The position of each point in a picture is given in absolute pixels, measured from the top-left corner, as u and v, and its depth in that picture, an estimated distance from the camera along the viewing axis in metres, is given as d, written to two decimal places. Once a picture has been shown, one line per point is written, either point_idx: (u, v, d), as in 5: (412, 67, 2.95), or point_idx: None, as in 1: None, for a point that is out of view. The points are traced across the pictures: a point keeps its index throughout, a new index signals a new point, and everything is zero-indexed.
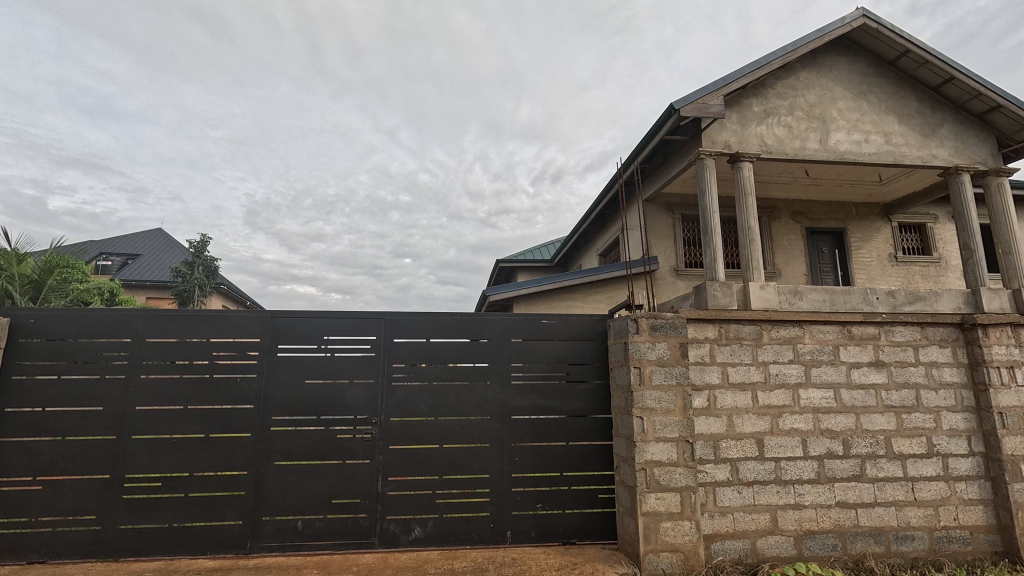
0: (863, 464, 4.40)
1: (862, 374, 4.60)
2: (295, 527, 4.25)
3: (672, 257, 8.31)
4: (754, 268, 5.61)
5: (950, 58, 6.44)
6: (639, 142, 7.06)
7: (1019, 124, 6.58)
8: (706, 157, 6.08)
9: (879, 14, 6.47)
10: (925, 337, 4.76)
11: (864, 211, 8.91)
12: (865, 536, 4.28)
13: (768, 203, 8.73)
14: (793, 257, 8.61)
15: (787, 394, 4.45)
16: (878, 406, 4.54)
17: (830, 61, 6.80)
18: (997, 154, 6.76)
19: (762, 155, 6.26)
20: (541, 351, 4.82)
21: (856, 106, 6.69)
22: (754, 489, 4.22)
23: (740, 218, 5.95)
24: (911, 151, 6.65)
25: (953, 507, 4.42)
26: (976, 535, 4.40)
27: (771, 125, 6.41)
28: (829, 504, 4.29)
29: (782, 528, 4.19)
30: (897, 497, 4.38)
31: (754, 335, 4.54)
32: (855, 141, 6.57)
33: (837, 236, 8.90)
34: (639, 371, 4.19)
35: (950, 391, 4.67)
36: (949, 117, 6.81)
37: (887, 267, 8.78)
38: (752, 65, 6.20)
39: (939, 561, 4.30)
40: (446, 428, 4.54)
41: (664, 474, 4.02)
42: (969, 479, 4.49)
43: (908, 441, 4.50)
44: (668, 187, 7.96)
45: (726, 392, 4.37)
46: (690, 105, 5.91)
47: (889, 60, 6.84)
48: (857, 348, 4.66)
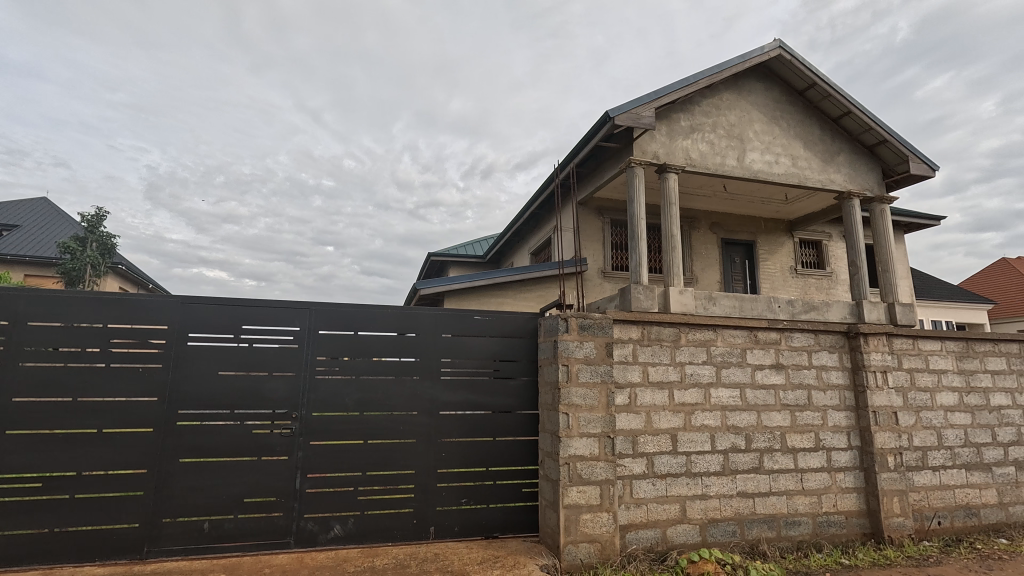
0: (761, 458, 4.83)
1: (765, 375, 5.03)
2: (201, 529, 3.97)
3: (601, 260, 8.65)
4: (676, 274, 5.96)
5: (848, 94, 7.22)
6: (575, 146, 7.25)
7: (900, 158, 7.48)
8: (636, 166, 6.43)
9: (793, 47, 7.11)
10: (818, 343, 5.29)
11: (771, 225, 9.73)
12: (760, 522, 4.69)
13: (689, 213, 9.31)
14: (709, 265, 9.24)
15: (699, 393, 4.78)
16: (776, 405, 4.99)
17: (750, 85, 7.37)
18: (882, 183, 7.65)
19: (686, 168, 6.69)
20: (472, 348, 4.83)
21: (769, 129, 7.31)
22: (666, 482, 4.50)
23: (664, 225, 6.35)
24: (813, 174, 7.36)
25: (833, 495, 4.97)
26: (850, 519, 4.97)
27: (695, 140, 6.87)
28: (731, 494, 4.67)
29: (689, 517, 4.51)
30: (788, 486, 4.85)
31: (673, 337, 4.83)
32: (767, 161, 7.19)
33: (747, 248, 9.66)
34: (567, 368, 4.32)
35: (835, 391, 5.23)
36: (846, 146, 7.61)
37: (788, 279, 9.66)
38: (681, 82, 6.61)
39: (820, 542, 4.81)
40: (372, 424, 4.43)
41: (586, 468, 4.18)
42: (847, 470, 5.07)
43: (799, 436, 4.99)
44: (599, 192, 8.29)
45: (645, 390, 4.62)
46: (624, 114, 6.20)
47: (799, 90, 7.52)
48: (761, 351, 5.09)
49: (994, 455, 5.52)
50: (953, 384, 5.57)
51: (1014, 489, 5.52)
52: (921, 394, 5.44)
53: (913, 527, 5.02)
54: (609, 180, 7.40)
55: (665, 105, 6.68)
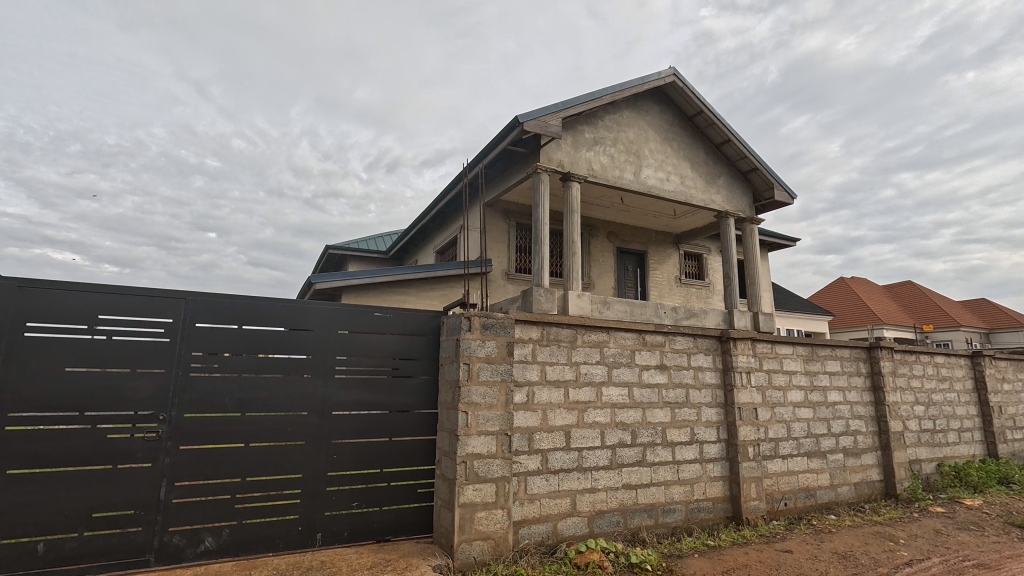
0: (644, 451, 5.20)
1: (650, 375, 5.43)
2: (35, 551, 3.40)
3: (505, 262, 8.78)
4: (574, 278, 6.27)
5: (729, 124, 8.06)
6: (485, 147, 7.31)
7: (768, 185, 8.50)
8: (542, 171, 6.67)
9: (685, 75, 7.78)
10: (696, 346, 5.82)
11: (661, 238, 10.55)
12: (641, 511, 5.05)
13: (589, 221, 9.79)
14: (605, 272, 9.80)
15: (592, 391, 5.04)
16: (659, 402, 5.41)
17: (647, 106, 7.94)
18: (753, 206, 8.64)
19: (588, 178, 7.05)
20: (370, 345, 4.66)
21: (663, 148, 7.93)
22: (559, 477, 4.68)
23: (566, 231, 6.65)
24: (698, 193, 8.11)
25: (703, 483, 5.49)
26: (716, 505, 5.53)
27: (598, 153, 7.26)
28: (616, 486, 4.97)
29: (578, 510, 4.73)
30: (666, 477, 5.28)
31: (570, 338, 5.04)
32: (659, 178, 7.78)
33: (639, 257, 10.38)
34: (468, 367, 4.32)
35: (709, 390, 5.79)
36: (726, 170, 8.48)
37: (673, 287, 10.53)
38: (587, 96, 6.95)
39: (690, 527, 5.29)
40: (255, 426, 4.09)
41: (483, 466, 4.22)
42: (715, 460, 5.64)
43: (677, 431, 5.45)
44: (506, 195, 8.43)
45: (543, 389, 4.77)
46: (533, 121, 6.40)
47: (689, 115, 8.24)
48: (648, 352, 5.49)
49: (829, 444, 6.46)
50: (801, 383, 6.42)
51: (842, 472, 6.50)
52: (776, 392, 6.20)
53: (765, 509, 5.71)
54: (516, 184, 7.55)
55: (571, 116, 6.99)
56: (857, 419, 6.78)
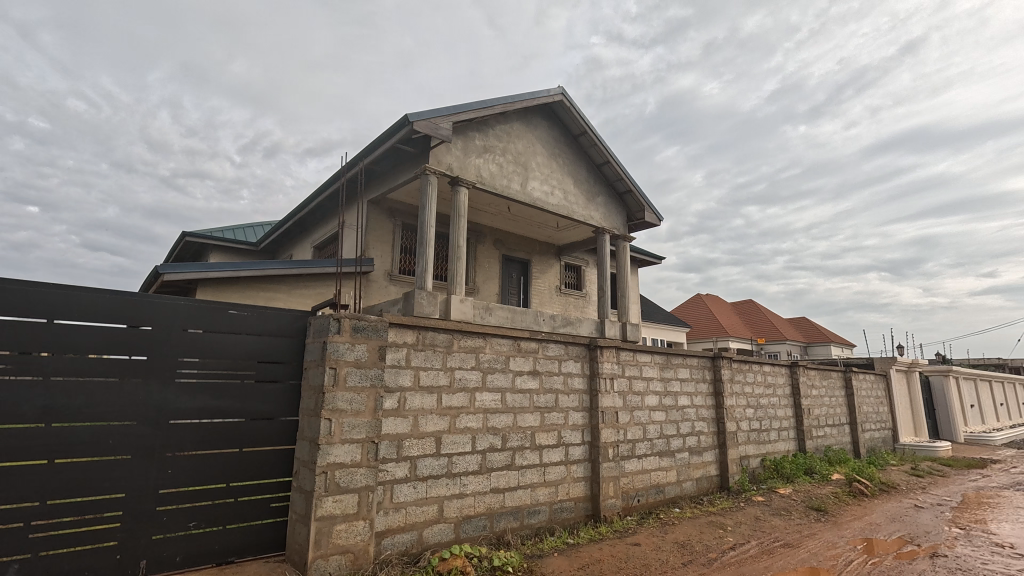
0: (513, 455, 5.33)
1: (523, 380, 5.59)
2: None
3: (388, 263, 8.50)
4: (457, 283, 6.46)
5: (608, 146, 8.66)
6: (372, 142, 7.05)
7: (639, 206, 9.27)
8: (430, 174, 6.58)
9: (572, 96, 8.22)
10: (567, 353, 6.11)
11: (544, 248, 10.96)
12: (507, 515, 5.16)
13: (476, 227, 9.86)
14: (489, 278, 9.94)
15: (465, 397, 5.06)
16: (530, 407, 5.59)
17: (537, 120, 8.25)
18: (626, 224, 9.35)
19: (476, 184, 7.12)
20: (223, 346, 4.19)
21: (549, 163, 8.28)
22: (427, 484, 4.61)
23: (452, 235, 6.63)
24: (578, 209, 8.58)
25: (567, 484, 5.77)
26: (577, 504, 5.84)
27: (486, 160, 7.37)
28: (485, 490, 5.03)
29: (445, 517, 4.70)
30: (533, 480, 5.46)
31: (446, 343, 5.01)
32: (544, 191, 8.10)
33: (523, 266, 10.69)
34: (334, 371, 4.08)
35: (576, 395, 6.11)
36: (604, 190, 9.09)
37: (552, 296, 11.00)
38: (478, 104, 7.05)
39: (553, 526, 5.53)
40: (65, 439, 3.47)
41: (344, 476, 4.00)
42: (579, 462, 5.96)
43: (545, 434, 5.68)
44: (392, 194, 8.18)
45: (415, 394, 4.67)
46: (423, 121, 6.32)
47: (575, 134, 8.71)
48: (522, 358, 5.65)
49: (677, 444, 7.17)
50: (656, 389, 7.06)
51: (687, 469, 7.25)
52: (635, 397, 6.74)
53: (620, 506, 6.16)
54: (403, 185, 7.37)
55: (462, 122, 7.02)
56: (701, 421, 7.61)
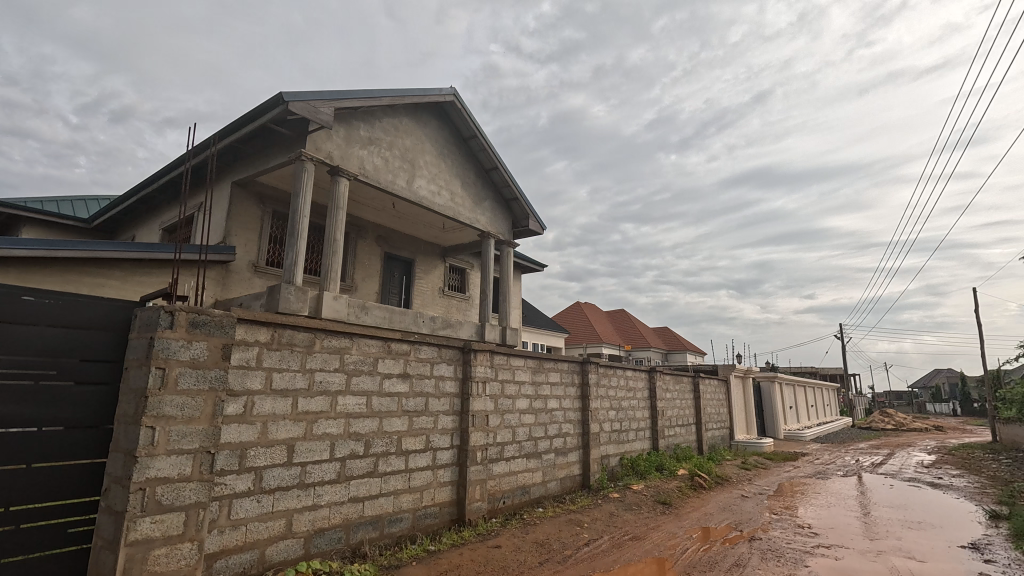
0: (376, 462, 5.08)
1: (391, 383, 5.37)
2: None
3: (253, 253, 7.67)
4: (332, 279, 6.04)
5: (497, 152, 8.76)
6: (240, 118, 6.36)
7: (524, 214, 9.50)
8: (308, 160, 6.06)
9: (463, 98, 8.19)
10: (440, 355, 6.01)
11: (428, 249, 10.75)
12: (365, 525, 4.90)
13: (357, 222, 9.36)
14: (368, 276, 9.47)
15: (326, 401, 4.72)
16: (397, 411, 5.39)
17: (427, 118, 8.08)
18: (511, 231, 9.52)
19: (359, 176, 6.73)
20: (14, 340, 3.39)
21: (437, 162, 8.14)
22: (273, 497, 4.21)
23: (327, 228, 6.18)
24: (465, 211, 8.55)
25: (432, 490, 5.65)
26: (442, 509, 5.75)
27: (371, 153, 7.02)
28: (342, 500, 4.72)
29: (294, 532, 4.32)
30: (396, 487, 5.25)
31: (306, 343, 4.63)
32: (431, 190, 7.94)
33: (406, 265, 10.38)
34: (163, 372, 3.54)
35: (447, 398, 6.03)
36: (491, 195, 9.16)
37: (435, 298, 10.81)
38: (365, 92, 6.70)
39: (415, 534, 5.36)
40: None
41: (168, 492, 3.49)
42: (446, 466, 5.88)
43: (413, 439, 5.51)
44: (262, 178, 7.42)
45: (265, 398, 4.25)
46: (301, 103, 5.82)
47: (465, 137, 8.69)
48: (392, 360, 5.43)
49: (544, 445, 7.41)
50: (527, 393, 7.24)
51: (552, 469, 7.52)
52: (506, 400, 6.84)
53: (486, 508, 6.18)
54: (274, 169, 6.73)
55: (346, 109, 6.62)
56: (568, 422, 7.97)
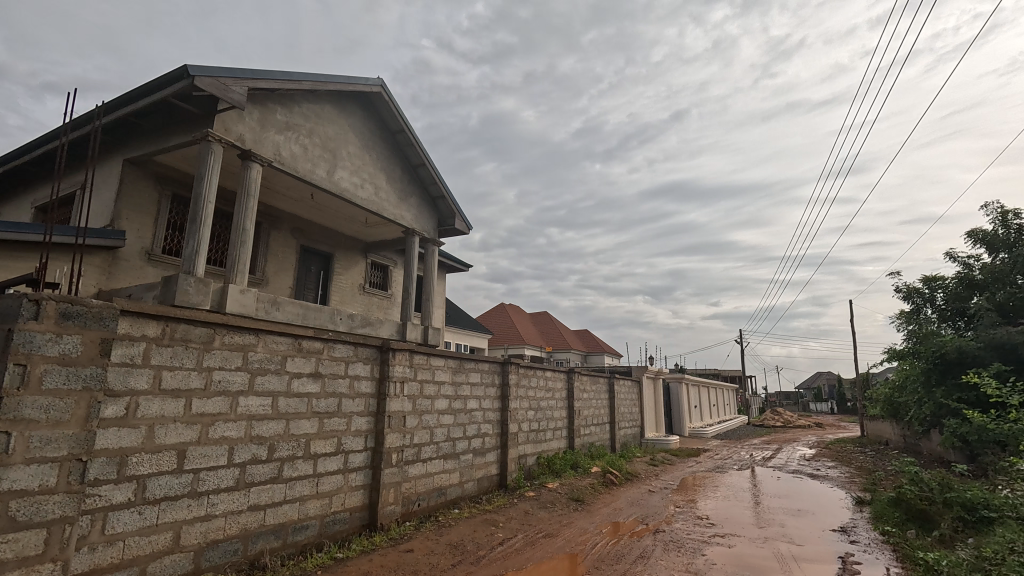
0: (281, 467, 4.77)
1: (301, 383, 5.08)
2: None
3: (147, 239, 6.92)
4: (238, 271, 5.60)
5: (424, 148, 8.60)
6: (137, 89, 5.74)
7: (451, 213, 9.40)
8: (215, 140, 5.57)
9: (391, 90, 7.97)
10: (355, 354, 5.76)
11: (349, 244, 10.31)
12: (266, 534, 4.58)
13: (271, 212, 8.77)
14: (282, 270, 8.92)
15: (225, 402, 4.36)
16: (306, 413, 5.10)
17: (351, 108, 7.76)
18: (436, 229, 9.38)
19: (273, 163, 6.30)
20: None
21: (361, 154, 7.83)
22: (158, 508, 3.81)
23: (235, 216, 5.73)
24: (389, 207, 8.30)
25: (343, 494, 5.41)
26: (353, 514, 5.52)
27: (288, 139, 6.61)
28: (240, 509, 4.38)
29: (182, 545, 3.94)
30: (303, 492, 4.97)
31: (204, 339, 4.26)
32: (354, 183, 7.63)
33: (324, 259, 9.90)
34: (22, 370, 3.08)
35: (362, 399, 5.80)
36: (417, 191, 8.97)
37: (355, 295, 10.40)
38: (283, 74, 6.31)
39: (322, 542, 5.10)
40: None
41: (26, 507, 3.05)
42: (359, 469, 5.65)
43: (323, 442, 5.24)
44: (161, 157, 6.73)
45: (152, 399, 3.85)
46: (208, 78, 5.35)
47: (392, 131, 8.45)
48: (302, 359, 5.13)
49: (462, 446, 7.36)
50: (446, 393, 7.15)
51: (469, 470, 7.48)
52: (425, 401, 6.70)
53: (399, 512, 6.02)
54: (175, 149, 6.13)
55: (261, 90, 6.18)
56: (486, 423, 7.97)
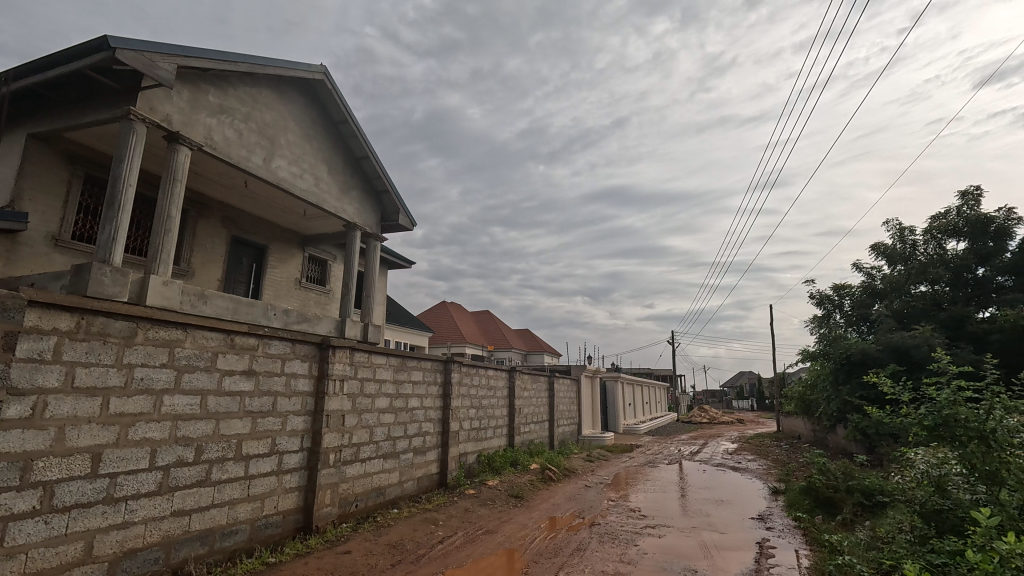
0: (209, 469, 4.52)
1: (232, 382, 4.82)
2: None
3: (54, 223, 6.30)
4: (162, 262, 5.22)
5: (369, 140, 8.40)
6: (46, 57, 5.21)
7: (395, 208, 9.24)
8: (139, 120, 5.17)
9: (335, 79, 7.73)
10: (293, 351, 5.55)
11: (285, 236, 9.87)
12: (190, 541, 4.32)
13: (199, 199, 8.23)
14: (210, 261, 8.40)
15: (147, 401, 4.07)
16: (239, 412, 4.86)
17: (292, 94, 7.45)
18: (379, 224, 9.19)
19: (204, 148, 5.93)
20: None
21: (301, 143, 7.54)
22: (68, 516, 3.52)
23: (160, 202, 5.35)
24: (330, 199, 8.04)
25: (276, 497, 5.20)
26: (287, 517, 5.32)
27: (222, 123, 6.24)
28: (162, 515, 4.12)
29: (94, 556, 3.65)
30: (232, 496, 4.73)
31: (125, 333, 3.96)
32: (292, 173, 7.33)
33: (258, 251, 9.43)
34: None
35: (299, 398, 5.60)
36: (361, 185, 8.76)
37: (291, 290, 9.97)
38: (217, 53, 5.96)
39: (252, 547, 4.88)
40: None
41: None
42: (294, 470, 5.45)
43: (256, 443, 5.02)
44: (72, 133, 6.14)
45: (63, 398, 3.54)
46: (133, 52, 4.96)
47: (334, 121, 8.19)
48: (235, 356, 4.88)
49: (403, 445, 7.27)
50: (387, 391, 7.02)
51: (409, 469, 7.40)
52: (365, 400, 6.56)
53: (336, 513, 5.86)
54: (90, 126, 5.62)
55: (192, 69, 5.81)
56: (428, 421, 7.91)
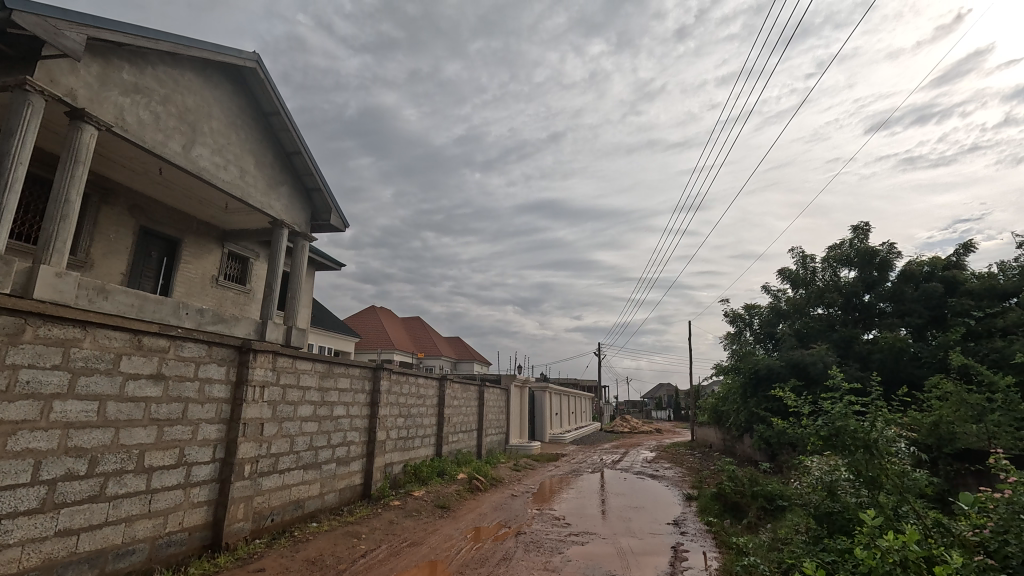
0: (104, 483, 4.09)
1: (137, 387, 4.41)
2: None
3: None
4: (55, 252, 4.67)
5: (302, 135, 8.08)
6: None
7: (326, 207, 8.91)
8: (37, 92, 4.64)
9: (268, 68, 7.38)
10: (208, 355, 5.17)
11: (202, 229, 9.20)
12: (77, 564, 3.87)
13: (104, 184, 7.50)
14: (113, 253, 7.68)
15: (33, 407, 3.65)
16: (142, 420, 4.44)
17: (218, 79, 7.01)
18: (309, 223, 8.81)
19: (114, 128, 5.42)
20: None
21: (227, 132, 7.09)
22: None
23: (58, 185, 4.82)
24: (256, 193, 7.60)
25: (180, 512, 4.78)
26: (192, 535, 4.90)
27: (136, 103, 5.74)
28: (43, 536, 3.67)
29: None
30: (130, 512, 4.30)
31: (9, 330, 3.54)
32: (215, 162, 6.86)
33: (169, 245, 8.72)
34: None
35: (213, 404, 5.21)
36: (291, 181, 8.37)
37: (206, 288, 9.28)
38: (134, 28, 5.50)
39: (151, 568, 4.46)
40: None
41: None
42: (203, 484, 5.05)
43: (161, 453, 4.60)
44: None
45: None
46: (33, 15, 4.45)
47: (265, 112, 7.81)
48: (141, 358, 4.47)
49: (325, 455, 6.97)
50: (312, 399, 6.72)
51: (331, 480, 7.09)
52: (287, 407, 6.23)
53: (249, 529, 5.49)
54: None
55: (103, 41, 5.31)
56: (353, 430, 7.64)
